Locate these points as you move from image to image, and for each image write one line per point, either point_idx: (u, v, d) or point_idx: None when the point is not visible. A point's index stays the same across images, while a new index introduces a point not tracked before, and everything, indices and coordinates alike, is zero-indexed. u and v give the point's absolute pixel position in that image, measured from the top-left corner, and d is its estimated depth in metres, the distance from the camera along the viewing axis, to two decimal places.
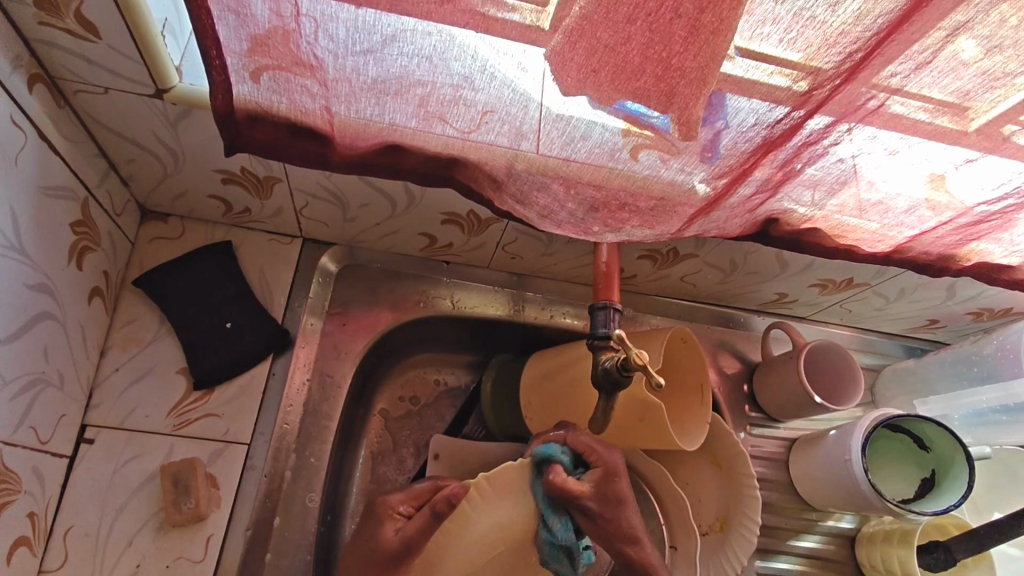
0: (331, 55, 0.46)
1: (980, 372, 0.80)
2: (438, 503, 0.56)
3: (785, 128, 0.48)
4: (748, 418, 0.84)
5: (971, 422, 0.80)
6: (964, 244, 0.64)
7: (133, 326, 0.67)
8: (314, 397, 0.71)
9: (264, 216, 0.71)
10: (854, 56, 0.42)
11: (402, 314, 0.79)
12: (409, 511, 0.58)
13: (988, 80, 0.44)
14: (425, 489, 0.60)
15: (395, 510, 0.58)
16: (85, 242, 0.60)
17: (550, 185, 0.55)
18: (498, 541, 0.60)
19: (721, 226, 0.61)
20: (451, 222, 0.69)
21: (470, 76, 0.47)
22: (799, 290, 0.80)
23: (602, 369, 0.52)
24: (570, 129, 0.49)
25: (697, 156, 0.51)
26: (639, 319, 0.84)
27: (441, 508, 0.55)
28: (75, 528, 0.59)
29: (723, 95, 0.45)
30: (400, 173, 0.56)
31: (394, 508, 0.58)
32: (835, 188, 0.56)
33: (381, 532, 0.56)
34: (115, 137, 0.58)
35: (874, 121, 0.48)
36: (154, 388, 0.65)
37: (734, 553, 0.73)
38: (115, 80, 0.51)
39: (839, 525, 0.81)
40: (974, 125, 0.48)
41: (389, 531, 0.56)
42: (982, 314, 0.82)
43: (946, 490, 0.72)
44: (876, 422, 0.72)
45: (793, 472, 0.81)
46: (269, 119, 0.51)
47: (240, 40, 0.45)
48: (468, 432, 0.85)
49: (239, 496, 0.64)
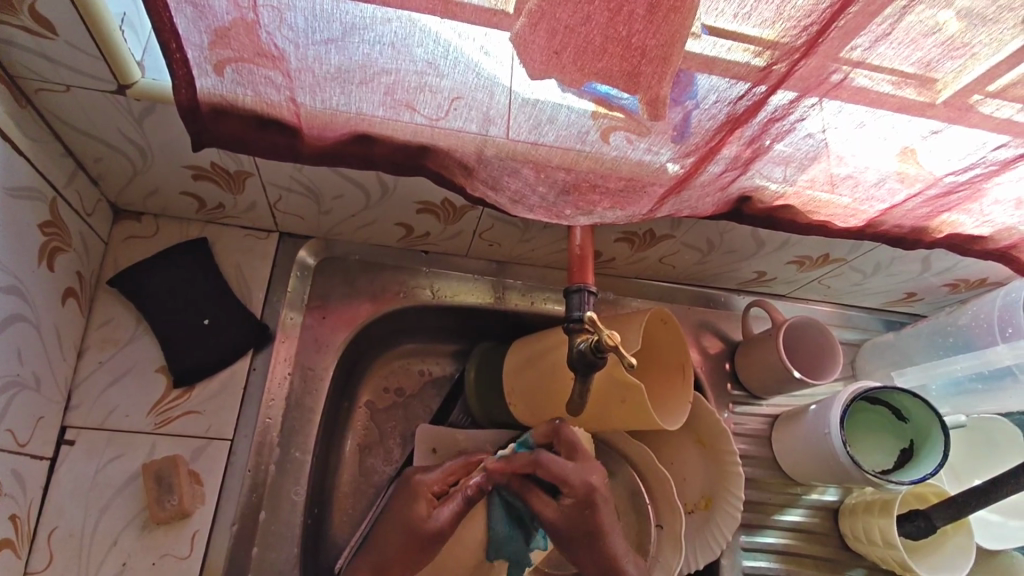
0: (292, 45, 0.46)
1: (955, 343, 0.81)
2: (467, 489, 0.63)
3: (748, 104, 0.48)
4: (730, 397, 0.84)
5: (950, 392, 0.82)
6: (935, 216, 0.65)
7: (111, 326, 0.67)
8: (296, 391, 0.71)
9: (239, 211, 0.70)
10: (811, 30, 0.42)
11: (383, 305, 0.79)
12: (443, 490, 0.65)
13: (948, 50, 0.44)
14: (459, 465, 0.67)
15: (431, 488, 0.65)
16: (55, 242, 0.59)
17: (521, 170, 0.55)
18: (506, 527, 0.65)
19: (694, 206, 0.61)
20: (426, 211, 0.69)
21: (434, 62, 0.46)
22: (777, 267, 0.80)
23: (576, 351, 0.53)
24: (538, 113, 0.49)
25: (664, 136, 0.51)
26: (620, 302, 0.85)
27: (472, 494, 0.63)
28: (58, 530, 0.59)
29: (691, 73, 0.46)
30: (371, 162, 0.56)
31: (430, 488, 0.65)
32: (805, 164, 0.57)
33: (415, 507, 0.62)
34: (80, 136, 0.57)
35: (839, 95, 0.48)
36: (133, 388, 0.65)
37: (718, 527, 0.74)
38: (76, 77, 0.50)
39: (822, 498, 0.82)
40: (941, 96, 0.48)
41: (423, 509, 0.62)
42: (959, 286, 0.83)
43: (923, 459, 0.73)
44: (854, 394, 0.72)
45: (775, 448, 0.82)
46: (236, 111, 0.51)
47: (200, 32, 0.44)
48: (454, 420, 0.86)
49: (224, 493, 0.64)
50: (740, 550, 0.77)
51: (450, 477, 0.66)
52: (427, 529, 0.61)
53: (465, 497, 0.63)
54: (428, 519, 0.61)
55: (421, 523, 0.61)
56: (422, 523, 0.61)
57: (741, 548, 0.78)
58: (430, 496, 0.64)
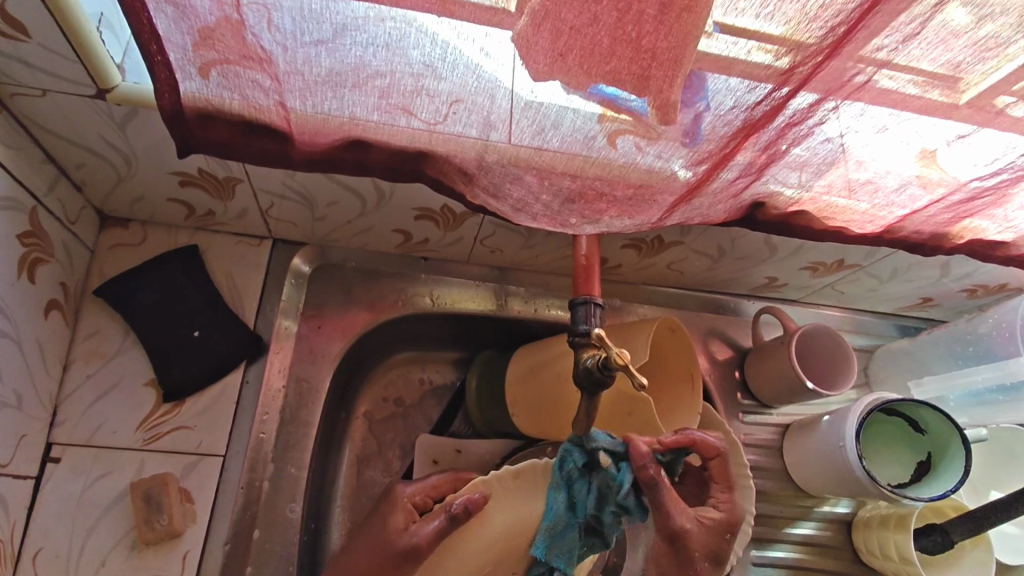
0: (280, 47, 0.43)
1: (975, 352, 0.78)
2: (454, 509, 0.53)
3: (766, 109, 0.46)
4: (740, 406, 0.82)
5: (969, 403, 0.79)
6: (957, 222, 0.62)
7: (97, 338, 0.64)
8: (291, 404, 0.69)
9: (230, 218, 0.68)
10: (838, 30, 0.40)
11: (381, 314, 0.76)
12: (425, 503, 0.56)
13: (980, 51, 0.41)
14: (447, 480, 0.58)
15: (410, 501, 0.56)
16: (36, 252, 0.57)
17: (524, 177, 0.52)
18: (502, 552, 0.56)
19: (705, 213, 0.59)
20: (425, 218, 0.67)
21: (431, 64, 0.43)
22: (789, 273, 0.77)
23: (583, 368, 0.50)
24: (541, 117, 0.46)
25: (676, 141, 0.48)
26: (626, 309, 0.82)
27: (460, 515, 0.53)
28: (43, 552, 0.57)
29: (703, 75, 0.43)
30: (366, 169, 0.53)
31: (410, 500, 0.56)
32: (823, 169, 0.54)
33: (393, 519, 0.53)
34: (61, 142, 0.55)
35: (861, 97, 0.46)
36: (121, 403, 0.63)
37: (728, 542, 0.71)
38: (53, 81, 0.47)
39: (834, 510, 0.80)
40: (966, 98, 0.45)
41: (400, 521, 0.53)
42: (977, 291, 0.80)
43: (942, 474, 0.71)
44: (871, 406, 0.70)
45: (787, 460, 0.79)
46: (221, 117, 0.48)
47: (182, 33, 0.41)
48: (455, 430, 0.83)
49: (216, 512, 0.61)
50: (751, 565, 0.75)
51: (436, 491, 0.58)
52: (398, 545, 0.51)
53: (451, 517, 0.53)
54: (405, 534, 0.52)
55: (394, 538, 0.52)
56: (397, 537, 0.52)
57: (752, 564, 0.75)
58: (410, 509, 0.55)
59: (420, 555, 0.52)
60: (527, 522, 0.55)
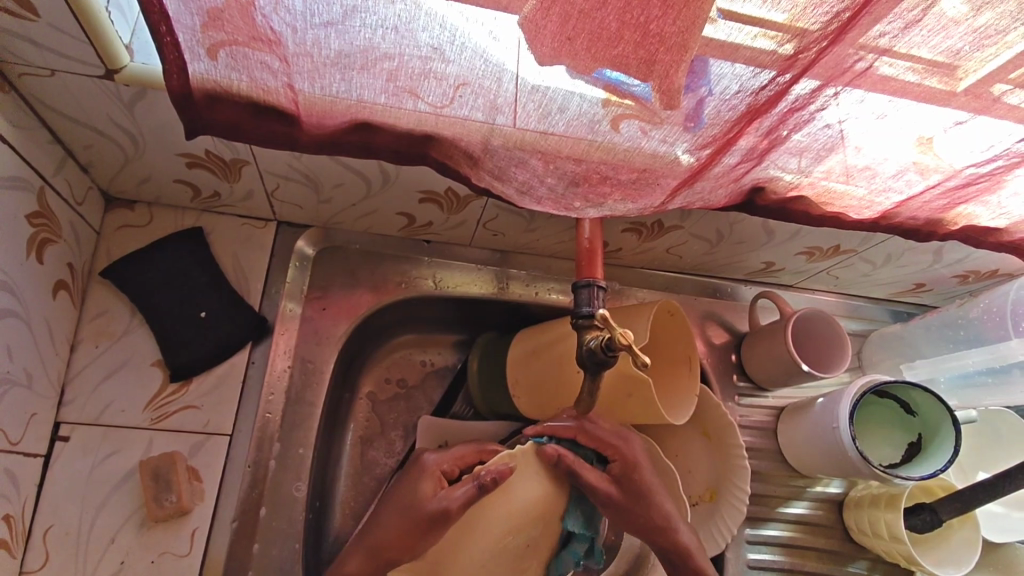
0: (290, 28, 0.43)
1: (967, 337, 0.81)
2: (483, 478, 0.58)
3: (770, 94, 0.46)
4: (736, 388, 0.83)
5: (958, 385, 0.81)
6: (951, 208, 0.63)
7: (104, 319, 0.65)
8: (297, 383, 0.70)
9: (235, 200, 0.68)
10: (842, 16, 0.40)
11: (384, 297, 0.77)
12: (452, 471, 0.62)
13: (979, 39, 0.42)
14: (472, 451, 0.64)
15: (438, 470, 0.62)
16: (44, 233, 0.57)
17: (529, 160, 0.53)
18: (520, 529, 0.59)
19: (706, 197, 0.59)
20: (429, 201, 0.67)
21: (439, 47, 0.44)
22: (786, 258, 0.79)
23: (586, 349, 0.51)
24: (547, 101, 0.47)
25: (679, 126, 0.49)
26: (625, 293, 0.84)
27: (488, 485, 0.57)
28: (54, 528, 0.58)
29: (706, 60, 0.43)
30: (373, 152, 0.54)
31: (438, 469, 0.62)
32: (822, 155, 0.55)
33: (421, 487, 0.60)
34: (68, 122, 0.55)
35: (861, 84, 0.46)
36: (130, 383, 0.63)
37: (723, 522, 0.73)
38: (62, 62, 0.47)
39: (827, 491, 0.82)
40: (963, 85, 0.46)
41: (429, 490, 0.59)
42: (969, 276, 0.82)
43: (932, 454, 0.73)
44: (864, 388, 0.71)
45: (781, 441, 0.81)
46: (230, 98, 0.48)
47: (191, 14, 0.42)
48: (456, 411, 0.84)
49: (224, 489, 0.63)
50: (745, 543, 0.77)
51: (460, 462, 0.63)
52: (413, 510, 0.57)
53: (479, 485, 0.57)
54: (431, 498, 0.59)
55: (424, 503, 0.58)
56: (425, 503, 0.58)
57: (746, 542, 0.77)
58: (438, 477, 0.61)
59: (449, 519, 0.57)
60: (546, 502, 0.60)
